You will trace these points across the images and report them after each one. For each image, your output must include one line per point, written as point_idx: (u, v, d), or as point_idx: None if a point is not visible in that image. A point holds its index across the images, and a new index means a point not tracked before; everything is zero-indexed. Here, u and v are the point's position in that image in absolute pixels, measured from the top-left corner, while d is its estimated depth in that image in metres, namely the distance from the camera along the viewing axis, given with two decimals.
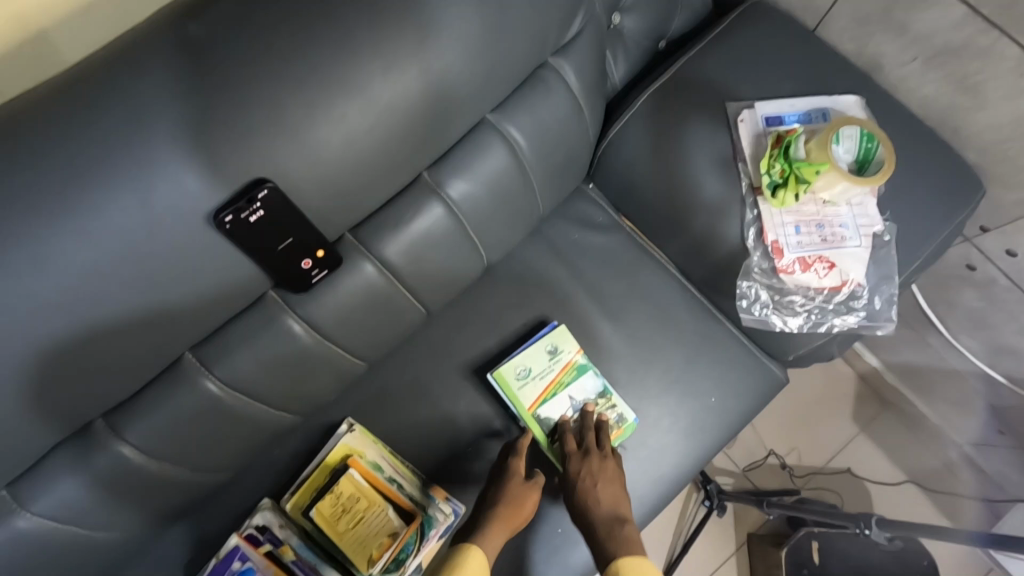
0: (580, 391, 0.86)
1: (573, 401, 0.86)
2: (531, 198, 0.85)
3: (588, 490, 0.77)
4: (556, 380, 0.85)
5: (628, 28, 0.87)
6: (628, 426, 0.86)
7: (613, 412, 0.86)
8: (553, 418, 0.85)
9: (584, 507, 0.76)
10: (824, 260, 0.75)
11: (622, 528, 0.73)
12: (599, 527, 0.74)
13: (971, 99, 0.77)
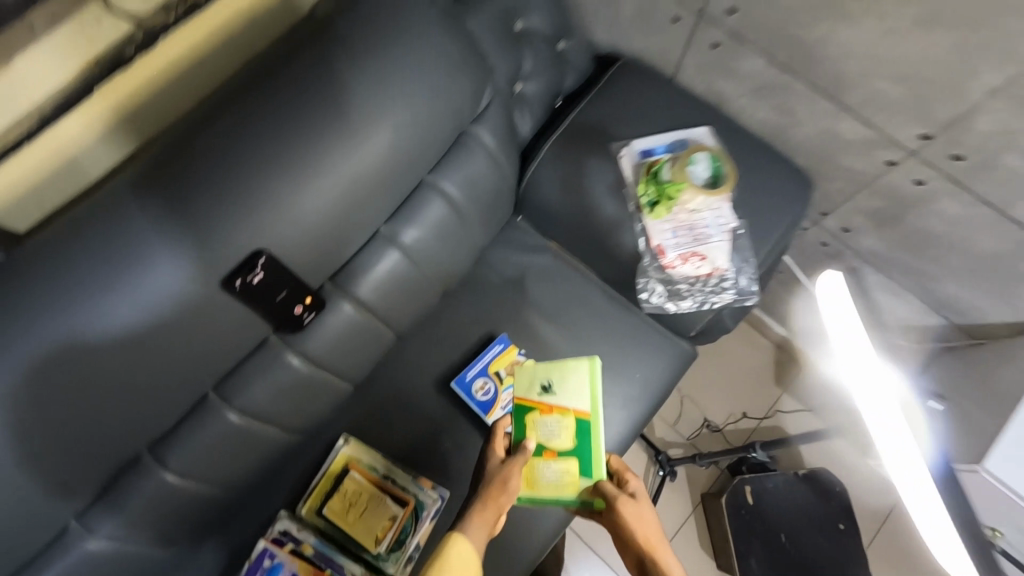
0: (558, 436, 0.96)
1: (551, 435, 0.96)
2: (469, 235, 1.06)
3: (639, 518, 0.87)
4: (555, 407, 0.98)
5: (529, 92, 1.09)
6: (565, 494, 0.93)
7: (558, 469, 0.94)
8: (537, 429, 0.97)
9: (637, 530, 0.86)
10: (698, 254, 0.98)
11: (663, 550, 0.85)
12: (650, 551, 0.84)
13: (789, 118, 1.02)
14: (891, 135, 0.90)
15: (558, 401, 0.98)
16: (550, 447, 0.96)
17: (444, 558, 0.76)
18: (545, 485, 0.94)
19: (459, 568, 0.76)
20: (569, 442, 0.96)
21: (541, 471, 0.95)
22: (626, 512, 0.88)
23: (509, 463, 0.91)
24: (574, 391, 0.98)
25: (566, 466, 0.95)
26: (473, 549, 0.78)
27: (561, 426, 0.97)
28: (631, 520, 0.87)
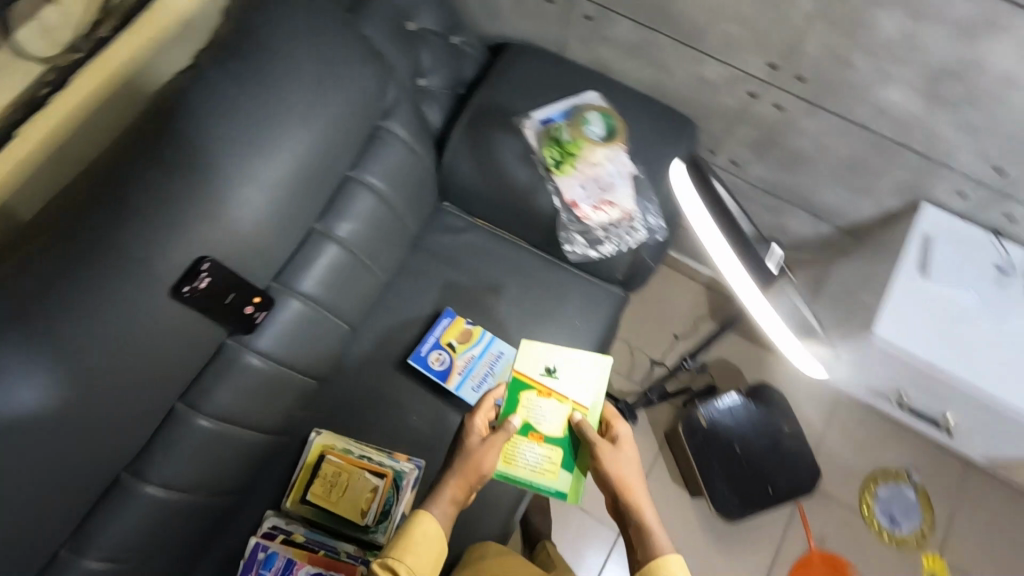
0: (549, 424, 1.03)
1: (541, 421, 1.04)
2: (401, 222, 1.13)
3: (620, 463, 0.96)
4: (552, 393, 1.05)
5: (433, 86, 1.19)
6: (536, 479, 1.02)
7: (535, 455, 1.03)
8: (530, 412, 1.04)
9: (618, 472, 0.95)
10: (607, 201, 1.09)
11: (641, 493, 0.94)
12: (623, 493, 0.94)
13: (663, 72, 1.15)
14: (745, 69, 1.04)
15: (554, 390, 1.05)
16: (538, 431, 1.03)
17: (409, 539, 0.83)
18: (523, 468, 1.02)
19: (422, 546, 0.83)
20: (560, 430, 1.03)
21: (524, 449, 1.02)
22: (607, 457, 0.97)
23: (488, 440, 0.95)
24: (574, 384, 1.05)
25: (551, 450, 1.03)
26: (439, 530, 0.85)
27: (557, 411, 1.04)
28: (614, 467, 0.96)
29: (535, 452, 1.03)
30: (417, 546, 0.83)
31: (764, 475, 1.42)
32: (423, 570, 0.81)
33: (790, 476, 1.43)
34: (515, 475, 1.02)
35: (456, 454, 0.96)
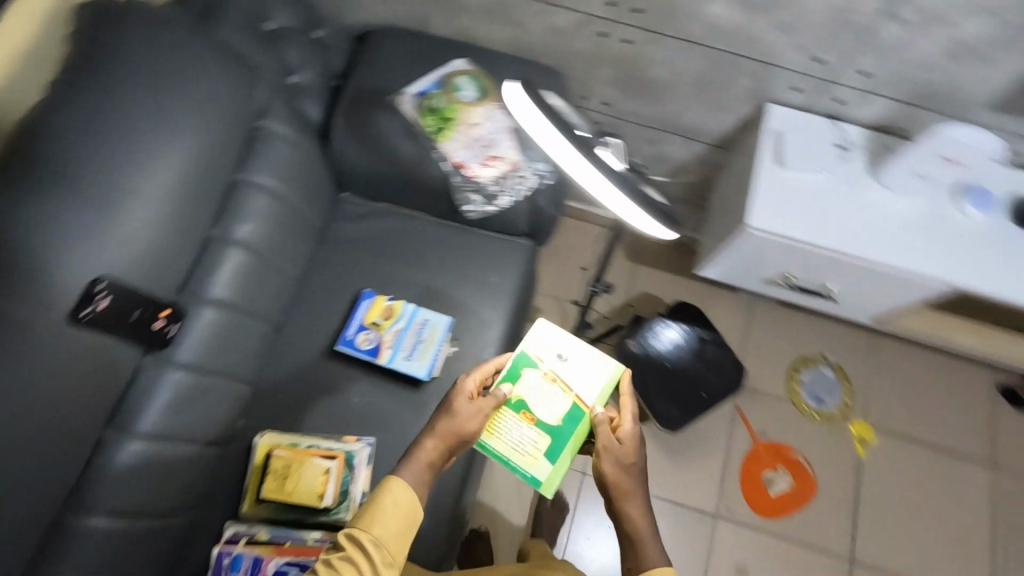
0: (545, 410, 1.07)
1: (538, 404, 1.08)
2: (300, 217, 1.17)
3: (619, 465, 0.96)
4: (557, 379, 1.09)
5: (306, 81, 1.21)
6: (515, 460, 1.07)
7: (523, 436, 1.07)
8: (531, 395, 1.08)
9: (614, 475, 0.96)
10: (492, 157, 1.16)
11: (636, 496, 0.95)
12: (616, 494, 0.95)
13: (520, 29, 1.22)
14: (589, 11, 1.13)
15: (560, 380, 1.09)
16: (533, 413, 1.07)
17: (377, 507, 0.85)
18: (508, 447, 1.07)
19: (390, 513, 0.85)
20: (556, 419, 1.07)
21: (514, 425, 1.06)
22: (606, 457, 0.97)
23: (477, 404, 0.97)
24: (583, 377, 1.09)
25: (539, 436, 1.07)
26: (409, 495, 0.86)
27: (558, 399, 1.08)
28: (615, 468, 0.96)
29: (523, 431, 1.07)
30: (383, 513, 0.84)
31: (697, 382, 1.54)
32: (389, 535, 0.83)
33: (719, 376, 1.55)
34: (498, 449, 1.06)
35: (441, 413, 0.97)
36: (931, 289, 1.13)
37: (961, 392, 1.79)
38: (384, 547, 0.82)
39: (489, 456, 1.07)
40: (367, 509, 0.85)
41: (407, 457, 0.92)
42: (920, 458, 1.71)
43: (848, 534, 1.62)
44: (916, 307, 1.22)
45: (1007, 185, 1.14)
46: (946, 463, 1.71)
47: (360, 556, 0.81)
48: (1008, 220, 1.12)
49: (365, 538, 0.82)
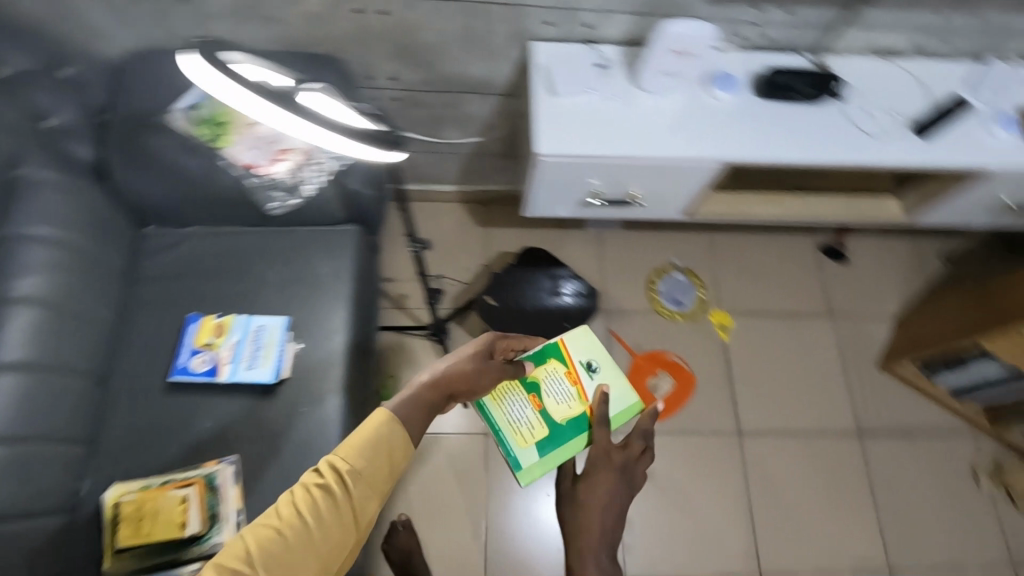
0: (553, 405, 1.24)
1: (550, 395, 1.25)
2: (94, 260, 1.11)
3: (587, 499, 1.07)
4: (574, 382, 1.27)
5: (65, 121, 1.12)
6: (508, 430, 1.22)
7: (524, 415, 1.23)
8: (546, 386, 1.26)
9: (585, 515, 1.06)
10: (280, 151, 1.17)
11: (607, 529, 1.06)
12: (585, 533, 1.04)
13: (278, 24, 1.24)
14: None
15: (579, 385, 1.27)
16: (541, 399, 1.25)
17: (364, 437, 0.90)
18: (505, 421, 1.22)
19: (374, 446, 0.89)
20: (558, 415, 1.24)
21: (519, 400, 1.24)
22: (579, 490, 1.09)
23: (491, 364, 1.07)
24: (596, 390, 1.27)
25: (537, 424, 1.23)
26: (399, 432, 0.91)
27: (567, 396, 1.26)
28: (591, 496, 1.07)
29: (520, 412, 1.24)
30: (366, 445, 0.89)
31: (556, 315, 1.61)
32: (368, 468, 0.88)
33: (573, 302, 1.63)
34: (498, 415, 1.22)
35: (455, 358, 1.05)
36: (707, 170, 1.28)
37: (791, 260, 2.02)
38: (363, 476, 0.88)
39: (487, 420, 1.22)
40: (354, 438, 0.90)
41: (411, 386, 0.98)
42: (772, 326, 1.91)
43: (731, 410, 1.79)
44: (707, 189, 1.37)
45: (743, 67, 1.30)
46: (794, 324, 1.92)
47: (335, 482, 0.87)
48: (752, 95, 1.29)
49: (343, 468, 0.87)
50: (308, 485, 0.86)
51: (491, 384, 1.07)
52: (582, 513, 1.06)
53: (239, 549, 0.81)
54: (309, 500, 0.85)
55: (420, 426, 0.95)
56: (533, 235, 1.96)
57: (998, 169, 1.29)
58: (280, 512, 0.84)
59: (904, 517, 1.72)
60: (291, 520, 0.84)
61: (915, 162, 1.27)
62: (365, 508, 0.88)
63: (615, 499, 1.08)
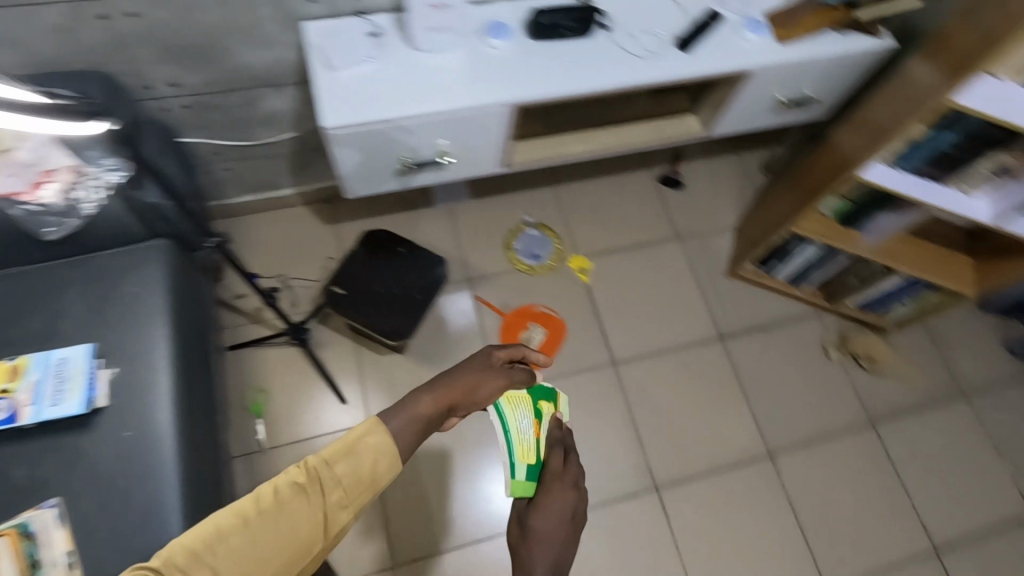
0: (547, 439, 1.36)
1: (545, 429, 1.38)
2: None
3: (540, 513, 1.11)
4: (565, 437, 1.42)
5: None
6: (513, 441, 1.32)
7: (528, 434, 1.35)
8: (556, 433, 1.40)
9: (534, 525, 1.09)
10: (41, 176, 1.13)
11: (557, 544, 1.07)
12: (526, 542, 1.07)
13: (18, 46, 1.17)
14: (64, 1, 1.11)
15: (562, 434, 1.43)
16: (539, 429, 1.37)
17: (354, 442, 0.93)
18: (523, 443, 1.32)
19: (365, 454, 0.92)
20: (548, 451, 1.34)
21: (524, 418, 1.37)
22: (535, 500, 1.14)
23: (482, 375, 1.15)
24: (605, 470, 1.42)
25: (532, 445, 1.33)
26: (390, 447, 0.94)
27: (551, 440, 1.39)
28: (538, 519, 1.10)
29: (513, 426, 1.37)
30: (354, 455, 0.91)
31: (407, 292, 1.61)
32: (349, 478, 0.90)
33: (423, 276, 1.63)
34: (510, 423, 1.35)
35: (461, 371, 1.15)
36: (498, 114, 1.34)
37: (634, 194, 2.15)
38: (341, 484, 0.89)
39: (500, 420, 1.35)
40: (346, 442, 0.92)
41: (414, 396, 1.03)
42: (627, 259, 2.03)
43: (603, 344, 1.88)
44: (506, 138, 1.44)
45: (513, 14, 1.37)
46: (646, 253, 2.05)
47: (313, 484, 0.88)
48: (525, 37, 1.35)
49: (322, 471, 0.89)
50: (287, 481, 0.88)
51: (495, 393, 1.19)
52: (534, 523, 1.09)
53: (206, 530, 0.82)
54: (283, 496, 0.86)
55: (413, 438, 1.00)
56: (385, 221, 1.97)
57: (754, 67, 1.43)
58: (252, 505, 0.85)
59: (771, 402, 1.88)
60: (261, 513, 0.85)
61: (682, 74, 1.39)
62: (334, 516, 0.89)
63: (563, 520, 1.10)
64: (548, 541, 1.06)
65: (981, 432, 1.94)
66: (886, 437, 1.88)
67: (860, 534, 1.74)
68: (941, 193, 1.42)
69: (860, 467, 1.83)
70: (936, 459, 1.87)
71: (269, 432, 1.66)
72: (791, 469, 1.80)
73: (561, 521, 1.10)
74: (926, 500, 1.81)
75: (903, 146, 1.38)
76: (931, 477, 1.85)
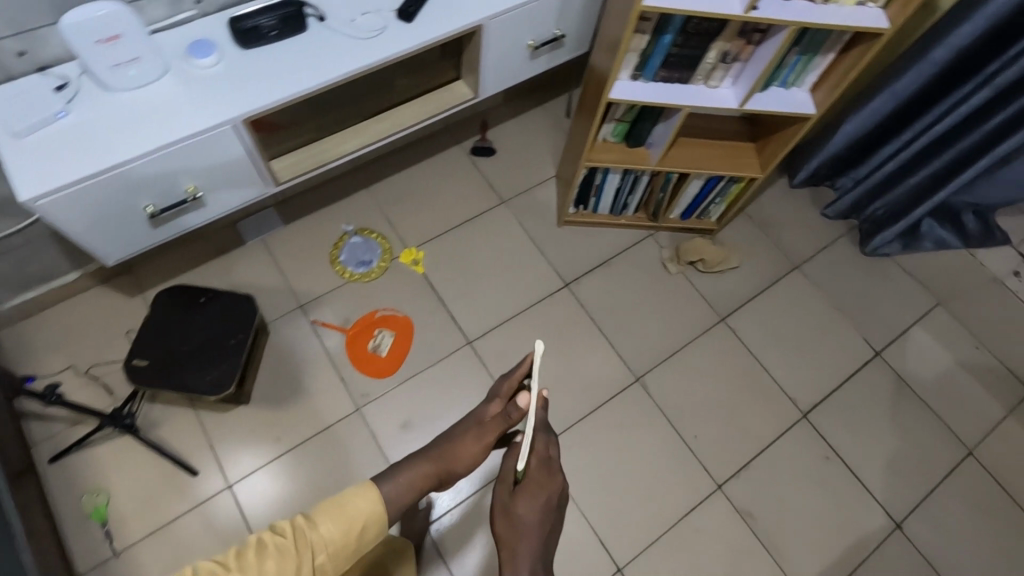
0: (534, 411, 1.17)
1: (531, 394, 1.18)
2: None
3: (526, 499, 1.06)
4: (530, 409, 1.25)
5: None
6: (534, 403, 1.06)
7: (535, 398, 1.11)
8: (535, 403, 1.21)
9: (517, 515, 1.04)
10: None
11: (541, 532, 1.04)
12: (512, 534, 1.03)
13: None
14: None
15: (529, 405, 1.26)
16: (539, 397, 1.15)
17: (340, 509, 0.91)
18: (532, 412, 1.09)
19: (354, 519, 0.91)
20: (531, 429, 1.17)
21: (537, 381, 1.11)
22: (515, 495, 1.07)
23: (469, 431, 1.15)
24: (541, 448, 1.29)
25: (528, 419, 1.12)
26: (381, 513, 0.94)
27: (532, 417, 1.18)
28: (523, 502, 1.06)
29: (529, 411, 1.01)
30: (344, 517, 0.91)
31: (218, 339, 1.51)
32: (334, 545, 0.89)
33: (234, 321, 1.54)
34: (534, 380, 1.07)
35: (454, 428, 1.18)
36: (230, 135, 1.27)
37: (452, 172, 2.13)
38: (324, 551, 0.88)
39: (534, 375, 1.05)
40: (341, 498, 0.92)
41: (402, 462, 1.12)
42: (459, 238, 2.01)
43: (454, 327, 1.87)
44: (258, 160, 1.38)
45: (217, 29, 1.30)
46: (476, 227, 2.04)
47: (293, 546, 0.87)
48: (237, 50, 1.29)
49: (310, 532, 0.88)
50: (278, 537, 0.87)
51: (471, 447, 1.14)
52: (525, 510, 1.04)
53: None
54: (270, 553, 0.84)
55: (396, 505, 1.05)
56: (196, 274, 1.84)
57: (483, 22, 1.44)
58: (240, 561, 0.83)
59: (628, 329, 1.93)
60: (240, 570, 0.83)
61: (412, 46, 1.37)
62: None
63: (549, 510, 1.07)
64: (534, 531, 1.03)
65: (819, 295, 2.08)
66: (738, 329, 1.98)
67: (735, 425, 1.83)
68: (687, 93, 1.50)
69: (722, 364, 1.92)
70: (787, 333, 1.99)
71: (118, 534, 1.53)
72: (660, 386, 1.86)
73: (545, 511, 1.06)
74: (786, 373, 1.93)
75: (636, 59, 1.42)
76: (786, 350, 1.96)
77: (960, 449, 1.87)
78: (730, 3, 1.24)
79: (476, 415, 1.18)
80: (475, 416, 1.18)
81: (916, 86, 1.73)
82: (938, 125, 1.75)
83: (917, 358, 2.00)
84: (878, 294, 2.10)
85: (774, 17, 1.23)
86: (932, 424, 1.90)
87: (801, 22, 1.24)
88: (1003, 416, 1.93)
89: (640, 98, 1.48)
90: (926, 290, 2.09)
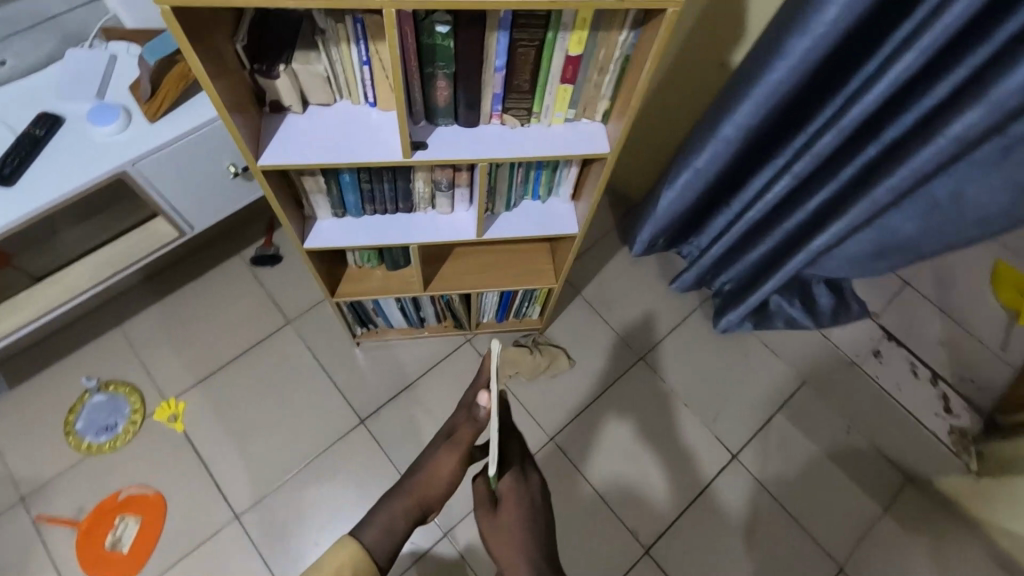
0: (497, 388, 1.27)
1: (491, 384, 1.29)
2: None
3: (511, 500, 1.27)
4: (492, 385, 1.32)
5: None
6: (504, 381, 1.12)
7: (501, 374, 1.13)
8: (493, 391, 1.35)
9: (506, 517, 1.25)
10: None
11: (526, 520, 1.25)
12: (505, 532, 1.24)
13: None
14: None
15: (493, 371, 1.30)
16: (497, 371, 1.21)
17: None
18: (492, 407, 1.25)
19: None
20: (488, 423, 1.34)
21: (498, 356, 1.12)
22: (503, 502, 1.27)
23: (448, 450, 1.32)
24: None
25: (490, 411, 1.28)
26: (370, 560, 1.22)
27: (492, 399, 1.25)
28: (505, 511, 1.26)
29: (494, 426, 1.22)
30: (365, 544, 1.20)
31: None
32: None
33: None
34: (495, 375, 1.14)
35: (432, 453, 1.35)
36: None
37: (227, 289, 1.79)
38: None
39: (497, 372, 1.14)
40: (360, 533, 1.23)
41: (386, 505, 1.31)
42: (230, 376, 1.69)
43: (218, 497, 1.55)
44: None
45: None
46: (253, 359, 1.71)
47: None
48: None
49: None
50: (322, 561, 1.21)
51: (449, 464, 1.32)
52: (506, 510, 1.26)
53: None
54: None
55: (388, 544, 1.26)
56: None
57: (125, 169, 1.11)
58: None
59: None
60: None
61: (13, 219, 1.03)
62: None
63: (528, 507, 1.27)
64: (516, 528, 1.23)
65: (664, 389, 1.79)
66: (569, 447, 1.69)
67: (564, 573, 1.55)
68: (411, 225, 1.18)
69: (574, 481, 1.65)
70: (627, 444, 1.71)
71: None
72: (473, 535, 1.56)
73: (524, 511, 1.26)
74: (622, 497, 1.65)
75: (325, 199, 1.11)
76: (627, 466, 1.68)
77: (829, 565, 1.59)
78: (389, 141, 0.92)
79: (446, 431, 1.35)
80: (447, 437, 1.35)
81: (720, 162, 1.38)
82: (755, 208, 1.43)
83: (780, 452, 1.72)
84: (734, 378, 1.81)
85: (452, 157, 0.92)
86: (796, 536, 1.63)
87: (491, 156, 0.92)
88: (879, 514, 1.64)
89: (350, 242, 1.16)
90: (789, 368, 1.81)
